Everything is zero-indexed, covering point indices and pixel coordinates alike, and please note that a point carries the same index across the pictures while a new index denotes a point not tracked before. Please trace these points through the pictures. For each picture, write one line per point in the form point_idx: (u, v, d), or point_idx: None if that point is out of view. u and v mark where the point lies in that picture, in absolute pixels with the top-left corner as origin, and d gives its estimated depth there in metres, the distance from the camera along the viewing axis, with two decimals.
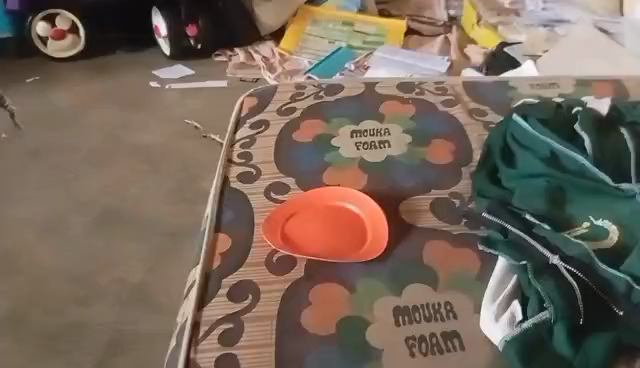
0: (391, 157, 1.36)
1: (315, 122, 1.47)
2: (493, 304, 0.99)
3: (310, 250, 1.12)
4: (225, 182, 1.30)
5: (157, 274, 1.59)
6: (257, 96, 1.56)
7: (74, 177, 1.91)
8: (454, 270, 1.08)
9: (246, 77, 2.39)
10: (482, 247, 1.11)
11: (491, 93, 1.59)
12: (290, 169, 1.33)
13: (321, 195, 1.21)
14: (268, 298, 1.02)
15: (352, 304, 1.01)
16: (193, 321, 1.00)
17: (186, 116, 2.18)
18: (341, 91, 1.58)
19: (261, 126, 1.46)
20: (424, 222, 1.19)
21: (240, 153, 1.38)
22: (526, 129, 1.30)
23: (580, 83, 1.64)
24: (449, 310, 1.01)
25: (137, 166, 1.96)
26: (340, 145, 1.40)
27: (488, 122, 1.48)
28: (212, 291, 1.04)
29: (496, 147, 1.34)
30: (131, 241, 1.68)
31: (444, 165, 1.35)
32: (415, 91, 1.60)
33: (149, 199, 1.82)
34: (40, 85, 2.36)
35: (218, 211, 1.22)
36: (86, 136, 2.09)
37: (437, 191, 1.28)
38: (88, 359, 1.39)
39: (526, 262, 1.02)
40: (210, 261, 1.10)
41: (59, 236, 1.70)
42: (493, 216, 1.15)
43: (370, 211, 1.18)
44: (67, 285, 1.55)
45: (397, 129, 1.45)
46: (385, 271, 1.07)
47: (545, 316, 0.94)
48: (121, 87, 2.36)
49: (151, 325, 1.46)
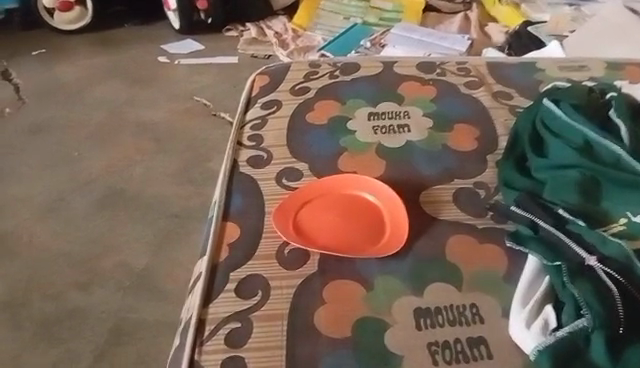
0: (411, 143, 1.27)
1: (330, 102, 1.38)
2: (524, 308, 0.91)
3: (324, 243, 1.04)
4: (234, 166, 1.22)
5: (162, 260, 1.52)
6: (269, 74, 1.47)
7: (78, 155, 1.83)
8: (480, 269, 1.00)
9: (257, 54, 2.30)
10: (510, 244, 1.03)
11: (517, 75, 1.49)
12: (303, 154, 1.25)
13: (337, 183, 1.13)
14: (279, 295, 0.95)
15: (370, 305, 0.94)
16: (198, 319, 0.93)
17: (195, 93, 2.10)
18: (358, 71, 1.48)
19: (273, 107, 1.37)
20: (446, 214, 1.10)
21: (251, 135, 1.30)
22: (558, 115, 1.21)
23: (612, 66, 1.53)
24: (474, 314, 0.93)
25: (143, 145, 1.88)
26: (356, 129, 1.31)
27: (514, 106, 1.38)
28: (219, 286, 0.97)
29: (525, 134, 1.24)
30: (137, 224, 1.61)
31: (468, 152, 1.26)
32: (436, 72, 1.50)
33: (155, 180, 1.75)
34: (45, 58, 2.28)
35: (226, 199, 1.14)
36: (92, 112, 2.01)
37: (460, 181, 1.19)
38: (90, 348, 1.33)
39: (561, 263, 0.93)
40: (217, 253, 1.03)
41: (63, 217, 1.63)
42: (522, 210, 1.05)
43: (389, 201, 1.10)
44: (69, 269, 1.49)
45: (417, 112, 1.36)
46: (405, 269, 0.99)
47: (582, 324, 0.86)
48: (128, 62, 2.27)
49: (156, 313, 1.40)
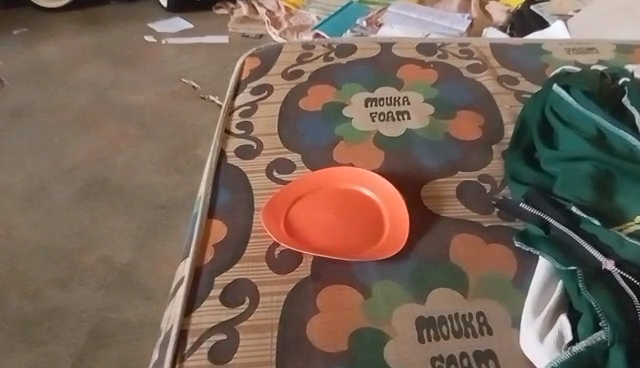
0: (412, 132, 1.18)
1: (324, 87, 1.29)
2: (536, 318, 0.83)
3: (318, 244, 0.96)
4: (221, 157, 1.13)
5: (146, 255, 1.44)
6: (259, 56, 1.37)
7: (59, 141, 1.73)
8: (487, 272, 0.92)
9: (249, 33, 2.20)
10: (519, 244, 0.95)
11: (523, 58, 1.39)
12: (295, 144, 1.16)
13: (331, 177, 1.05)
14: (268, 303, 0.87)
15: (368, 314, 0.86)
16: (180, 330, 0.85)
17: (183, 75, 1.99)
18: (354, 53, 1.39)
19: (264, 92, 1.28)
20: (450, 211, 1.02)
21: (239, 122, 1.21)
22: (569, 102, 1.12)
23: (622, 48, 1.44)
24: (482, 324, 0.85)
25: (129, 130, 1.78)
26: (352, 116, 1.22)
27: (520, 91, 1.29)
28: (202, 292, 0.90)
29: (533, 122, 1.15)
30: (121, 216, 1.52)
31: (472, 142, 1.17)
32: (438, 54, 1.40)
33: (140, 168, 1.66)
34: (26, 38, 2.16)
35: (212, 193, 1.06)
36: (74, 95, 1.90)
37: (465, 173, 1.10)
38: (69, 351, 1.25)
39: (576, 267, 0.85)
40: (201, 254, 0.95)
41: (43, 209, 1.54)
42: (532, 207, 0.97)
43: (389, 197, 1.01)
44: (49, 266, 1.41)
45: (417, 97, 1.27)
46: (406, 272, 0.92)
47: (600, 337, 0.78)
48: (113, 41, 2.15)
49: (139, 313, 1.32)
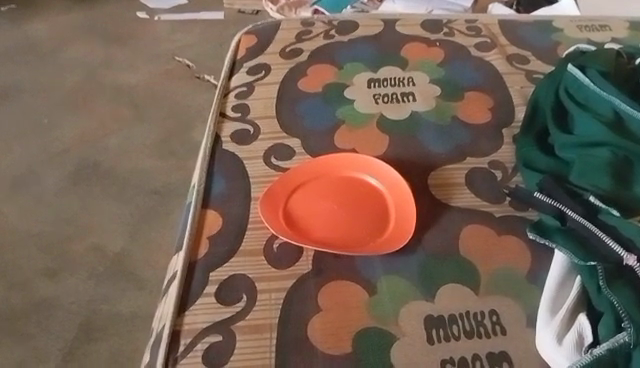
0: (418, 115, 1.11)
1: (325, 67, 1.22)
2: (553, 318, 0.78)
3: (320, 236, 0.90)
4: (216, 142, 1.07)
5: (139, 243, 1.38)
6: (255, 34, 1.29)
7: (48, 123, 1.66)
8: (499, 266, 0.87)
9: (245, 9, 2.11)
10: (533, 236, 0.89)
11: (532, 36, 1.32)
12: (294, 128, 1.09)
13: (334, 165, 0.98)
14: (267, 301, 0.82)
15: (373, 312, 0.81)
16: (172, 331, 0.80)
17: (177, 53, 1.91)
18: (356, 30, 1.31)
19: (261, 72, 1.21)
20: (459, 200, 0.97)
21: (235, 104, 1.14)
22: (585, 84, 1.04)
23: (635, 26, 1.36)
24: (495, 323, 0.81)
25: (120, 111, 1.70)
26: (354, 98, 1.15)
27: (531, 71, 1.22)
28: (196, 289, 0.84)
29: (547, 105, 1.08)
30: (112, 202, 1.46)
31: (481, 125, 1.10)
32: (443, 31, 1.33)
33: (133, 152, 1.59)
34: (13, 14, 2.06)
35: (207, 181, 0.99)
36: (64, 74, 1.81)
37: (474, 159, 1.04)
38: (61, 346, 1.21)
39: (596, 263, 0.80)
40: (195, 248, 0.89)
41: (31, 195, 1.48)
42: (546, 197, 0.91)
43: (395, 188, 0.95)
44: (38, 255, 1.35)
45: (423, 78, 1.20)
46: (412, 268, 0.86)
47: (623, 339, 0.73)
48: (104, 18, 2.06)
49: (131, 305, 1.27)
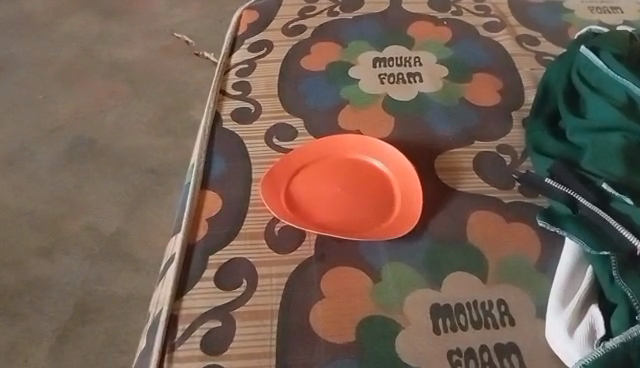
0: (424, 95, 1.08)
1: (329, 45, 1.18)
2: (564, 310, 0.76)
3: (322, 220, 0.87)
4: (216, 120, 1.03)
5: (135, 224, 1.35)
6: (257, 10, 1.24)
7: (42, 98, 1.61)
8: (507, 255, 0.85)
9: None
10: (543, 224, 0.86)
11: (543, 16, 1.27)
12: (297, 107, 1.05)
13: (337, 147, 0.94)
14: (268, 287, 0.80)
15: (377, 300, 0.79)
16: (170, 316, 0.77)
17: (175, 28, 1.81)
18: (361, 7, 1.27)
19: (263, 49, 1.16)
20: (467, 184, 0.93)
21: (236, 82, 1.10)
22: (598, 66, 0.99)
23: None
24: (503, 313, 0.79)
25: (116, 87, 1.64)
26: (359, 77, 1.11)
27: (541, 53, 1.18)
28: (194, 273, 0.81)
29: (558, 88, 1.03)
30: (109, 181, 1.43)
31: (490, 108, 1.07)
32: (451, 10, 1.28)
33: (129, 130, 1.54)
34: None
35: (206, 161, 0.95)
36: (57, 45, 1.74)
37: (482, 143, 1.00)
38: (55, 327, 1.20)
39: (609, 253, 0.77)
40: (193, 230, 0.86)
41: (25, 172, 1.44)
42: (557, 183, 0.88)
43: (401, 171, 0.91)
44: (33, 234, 1.33)
45: (430, 58, 1.16)
46: (418, 256, 0.84)
47: (637, 333, 0.71)
48: None
49: (128, 286, 1.25)
